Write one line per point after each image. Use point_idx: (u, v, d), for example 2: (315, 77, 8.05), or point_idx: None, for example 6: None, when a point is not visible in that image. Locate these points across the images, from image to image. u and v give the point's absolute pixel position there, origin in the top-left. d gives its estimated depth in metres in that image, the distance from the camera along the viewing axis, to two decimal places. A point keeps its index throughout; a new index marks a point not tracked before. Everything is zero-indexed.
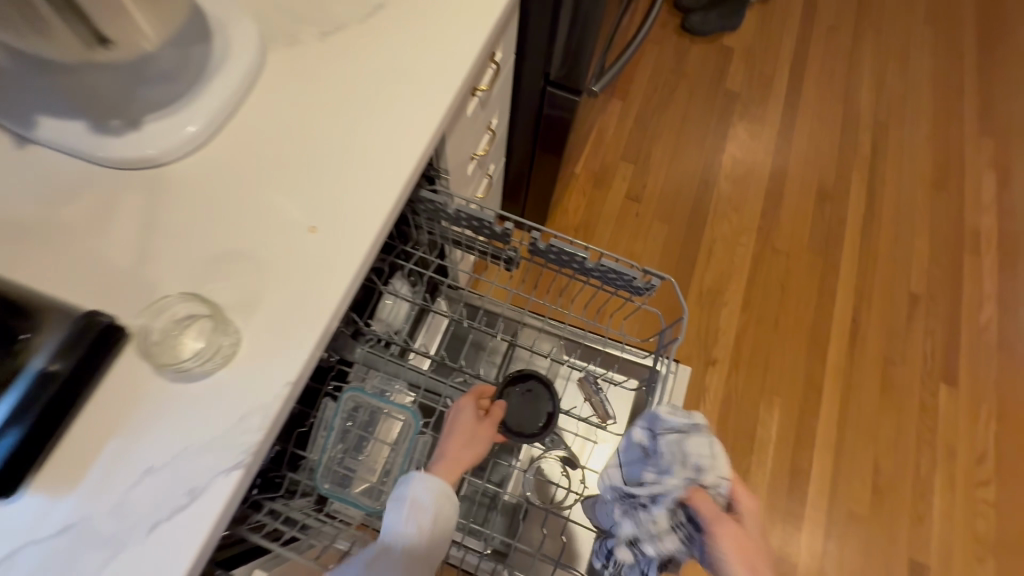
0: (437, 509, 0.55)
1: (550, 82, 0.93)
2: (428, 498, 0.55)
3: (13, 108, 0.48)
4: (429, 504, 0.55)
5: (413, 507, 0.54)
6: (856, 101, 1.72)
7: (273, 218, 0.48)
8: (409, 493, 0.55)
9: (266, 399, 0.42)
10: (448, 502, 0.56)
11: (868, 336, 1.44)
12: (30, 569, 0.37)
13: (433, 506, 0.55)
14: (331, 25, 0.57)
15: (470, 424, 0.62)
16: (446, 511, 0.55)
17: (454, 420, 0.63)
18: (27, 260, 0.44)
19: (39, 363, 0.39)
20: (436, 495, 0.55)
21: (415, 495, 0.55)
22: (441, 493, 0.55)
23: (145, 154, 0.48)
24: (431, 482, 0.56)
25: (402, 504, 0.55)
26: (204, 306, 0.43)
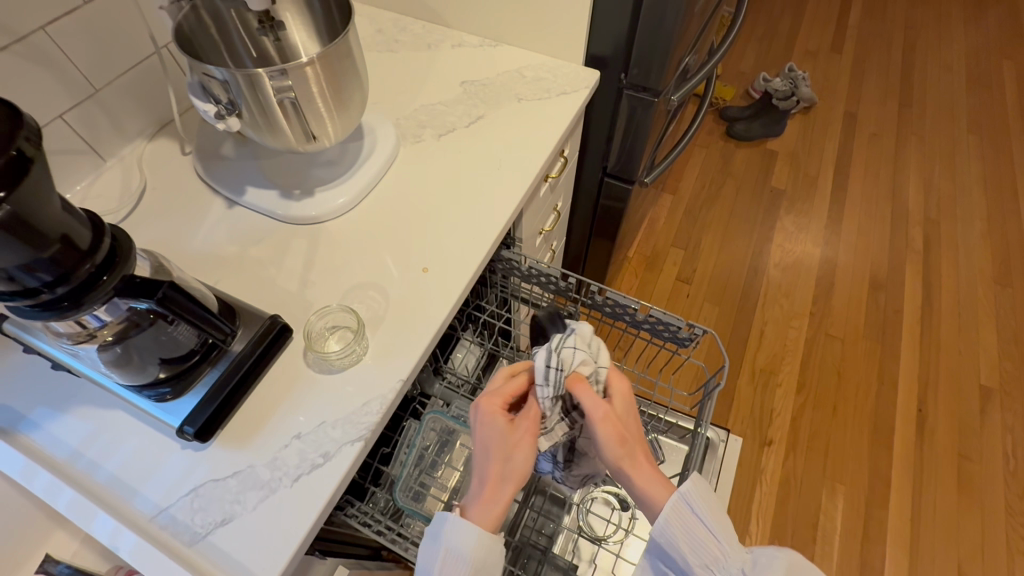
0: (481, 560, 0.46)
1: (607, 174, 1.10)
2: (469, 547, 0.46)
3: (231, 180, 0.69)
4: (470, 555, 0.46)
5: (450, 555, 0.46)
6: (903, 198, 1.80)
7: (396, 261, 0.64)
8: (446, 534, 0.46)
9: (383, 391, 0.55)
10: (492, 551, 0.47)
11: (937, 427, 1.38)
12: (208, 499, 0.49)
13: (472, 558, 0.46)
14: (445, 128, 0.77)
15: (501, 435, 0.50)
16: (491, 557, 0.47)
17: (483, 433, 0.51)
18: (228, 282, 0.62)
19: (237, 348, 0.53)
20: (478, 544, 0.46)
21: (451, 542, 0.46)
22: (484, 543, 0.46)
23: (311, 215, 0.66)
24: (472, 527, 0.46)
25: (437, 552, 0.46)
26: (350, 318, 0.58)
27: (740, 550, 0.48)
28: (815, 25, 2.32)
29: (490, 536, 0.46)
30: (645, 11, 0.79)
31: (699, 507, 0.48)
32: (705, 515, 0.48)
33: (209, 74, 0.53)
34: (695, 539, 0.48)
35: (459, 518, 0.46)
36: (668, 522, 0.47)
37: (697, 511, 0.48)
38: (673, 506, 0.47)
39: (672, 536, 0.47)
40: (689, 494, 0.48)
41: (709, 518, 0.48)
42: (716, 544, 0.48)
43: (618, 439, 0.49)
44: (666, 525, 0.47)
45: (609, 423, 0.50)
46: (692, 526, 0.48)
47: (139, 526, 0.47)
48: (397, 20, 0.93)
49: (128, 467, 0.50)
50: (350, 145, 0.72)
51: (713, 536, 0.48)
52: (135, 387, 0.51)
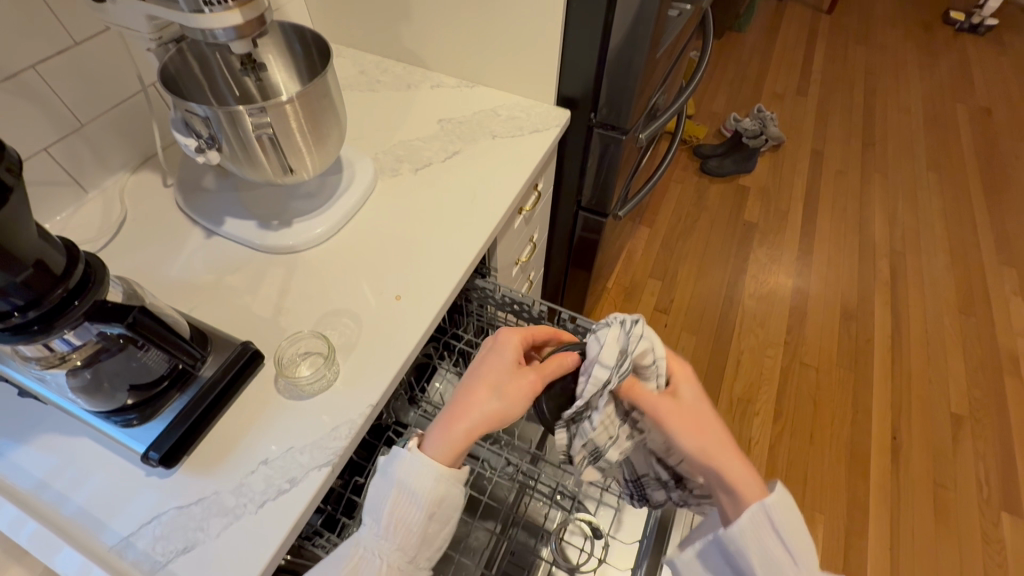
0: (433, 496, 0.47)
1: (582, 208, 1.15)
2: (421, 482, 0.47)
3: (211, 211, 0.71)
4: (422, 492, 0.47)
5: (403, 490, 0.47)
6: (869, 231, 1.88)
7: (370, 289, 0.66)
8: (397, 470, 0.48)
9: (352, 417, 0.55)
10: (447, 489, 0.48)
11: (911, 454, 1.41)
12: (171, 528, 0.48)
13: (425, 494, 0.47)
14: (422, 163, 0.81)
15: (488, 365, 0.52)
16: (447, 496, 0.48)
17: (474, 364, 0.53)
18: (202, 309, 0.63)
19: (208, 373, 0.54)
20: (433, 480, 0.47)
21: (404, 477, 0.47)
22: (434, 479, 0.47)
23: (288, 244, 0.68)
24: (427, 463, 0.47)
25: (389, 489, 0.48)
26: (322, 344, 0.60)
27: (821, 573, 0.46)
28: (782, 70, 2.46)
29: (444, 469, 0.48)
30: (611, 57, 0.85)
31: (779, 523, 0.45)
32: (786, 534, 0.45)
33: (191, 110, 0.55)
34: (768, 555, 0.45)
35: (413, 452, 0.48)
36: (743, 532, 0.45)
37: (778, 526, 0.45)
38: (749, 516, 0.46)
39: (742, 545, 0.46)
40: (772, 508, 0.45)
41: (789, 536, 0.45)
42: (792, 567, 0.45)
43: (695, 429, 0.50)
44: (742, 534, 0.46)
45: (679, 413, 0.51)
46: (768, 540, 0.45)
47: (98, 556, 0.47)
48: (379, 62, 0.99)
49: (91, 496, 0.50)
50: (329, 178, 0.75)
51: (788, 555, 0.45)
52: (102, 414, 0.51)
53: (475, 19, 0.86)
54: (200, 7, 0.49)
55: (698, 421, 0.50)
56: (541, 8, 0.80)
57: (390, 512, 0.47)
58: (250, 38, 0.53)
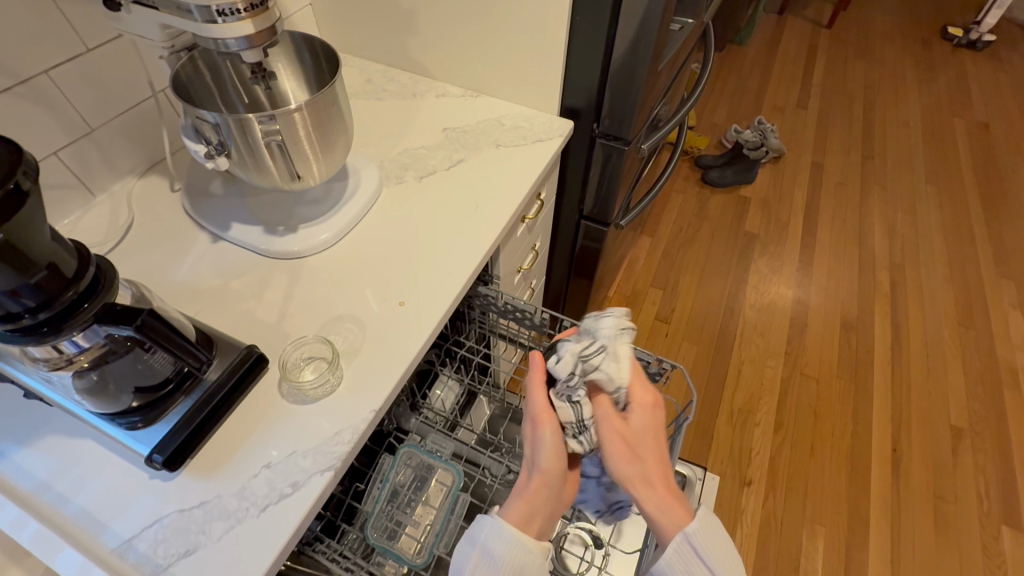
0: (513, 566, 0.50)
1: (583, 217, 1.16)
2: (502, 551, 0.50)
3: (217, 217, 0.71)
4: (502, 560, 0.49)
5: (484, 555, 0.50)
6: (869, 243, 1.89)
7: (373, 296, 0.66)
8: (482, 537, 0.50)
9: (354, 421, 0.56)
10: (526, 559, 0.50)
11: (911, 466, 1.40)
12: (173, 531, 0.48)
13: (504, 563, 0.49)
14: (426, 171, 0.82)
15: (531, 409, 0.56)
16: (524, 564, 0.50)
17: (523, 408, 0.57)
18: (208, 313, 0.64)
19: (213, 376, 0.54)
20: (511, 547, 0.50)
21: (488, 544, 0.50)
22: (516, 548, 0.50)
23: (294, 250, 0.69)
24: (505, 529, 0.50)
25: (472, 552, 0.50)
26: (326, 349, 0.60)
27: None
28: (782, 83, 2.48)
29: (522, 537, 0.50)
30: (614, 69, 0.86)
31: (702, 550, 0.50)
32: (708, 556, 0.51)
33: (202, 117, 0.56)
34: None
35: (493, 518, 0.51)
36: (668, 562, 0.50)
37: (700, 550, 0.51)
38: (675, 545, 0.50)
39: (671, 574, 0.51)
40: (692, 534, 0.51)
41: (710, 558, 0.50)
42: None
43: (626, 455, 0.54)
44: (668, 564, 0.50)
45: (621, 439, 0.55)
46: (691, 564, 0.50)
47: (100, 558, 0.47)
48: (385, 71, 1.00)
49: (94, 498, 0.50)
50: (335, 185, 0.76)
51: None
52: (108, 416, 0.52)
53: (481, 30, 0.87)
54: (213, 17, 0.50)
55: (631, 445, 0.55)
56: (546, 21, 0.82)
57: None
58: (261, 47, 0.54)
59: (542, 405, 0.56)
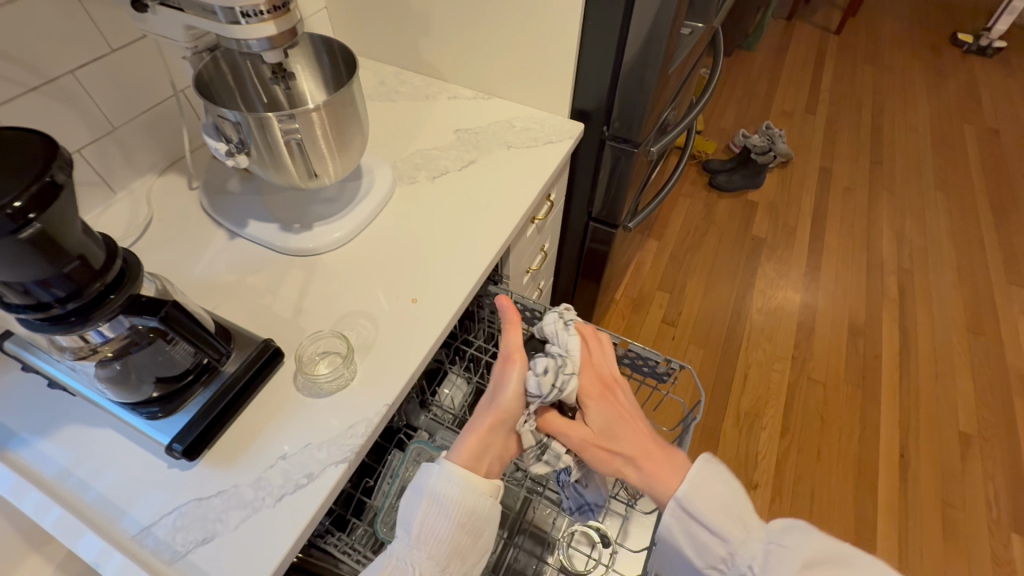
0: (463, 509, 0.50)
1: (592, 219, 1.16)
2: (452, 495, 0.50)
3: (234, 214, 0.73)
4: (452, 504, 0.50)
5: (434, 502, 0.50)
6: (877, 248, 1.88)
7: (386, 293, 0.67)
8: (430, 483, 0.51)
9: (368, 415, 0.57)
10: (475, 500, 0.51)
11: (919, 472, 1.40)
12: (192, 519, 0.49)
13: (455, 506, 0.50)
14: (438, 171, 0.83)
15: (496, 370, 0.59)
16: (473, 506, 0.51)
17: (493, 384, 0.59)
18: (225, 308, 0.65)
19: (230, 368, 0.56)
20: (458, 488, 0.51)
21: (437, 490, 0.50)
22: (466, 492, 0.51)
23: (309, 247, 0.70)
24: (452, 471, 0.51)
25: (421, 499, 0.50)
26: (340, 344, 0.61)
27: (754, 542, 0.50)
28: (791, 89, 2.48)
29: (468, 478, 0.51)
30: (624, 72, 0.87)
31: (699, 510, 0.51)
32: (705, 518, 0.51)
33: (223, 115, 0.58)
34: (698, 539, 0.51)
35: (442, 463, 0.52)
36: (672, 529, 0.52)
37: (697, 512, 0.51)
38: (670, 514, 0.51)
39: (674, 537, 0.52)
40: (686, 499, 0.51)
41: (711, 520, 0.50)
42: (722, 546, 0.50)
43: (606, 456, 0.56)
44: (667, 528, 0.52)
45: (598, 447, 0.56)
46: (695, 528, 0.51)
47: (120, 543, 0.48)
48: (398, 73, 1.01)
49: (115, 485, 0.51)
50: (350, 185, 0.77)
51: (716, 538, 0.50)
52: (130, 405, 0.53)
53: (493, 34, 0.88)
54: (236, 18, 0.51)
55: (603, 441, 0.56)
56: (558, 24, 0.83)
57: (421, 524, 0.49)
58: (282, 48, 0.55)
59: (515, 346, 0.58)
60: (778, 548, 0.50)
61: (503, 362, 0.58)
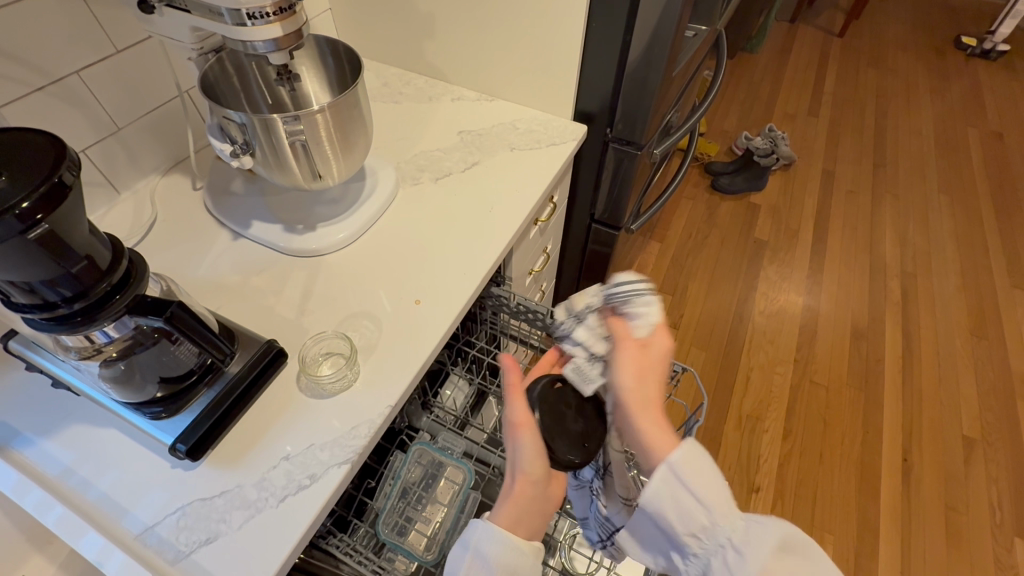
0: (507, 570, 0.47)
1: (595, 221, 1.16)
2: (495, 553, 0.47)
3: (238, 215, 0.73)
4: (495, 564, 0.47)
5: (477, 558, 0.47)
6: (880, 251, 1.88)
7: (389, 295, 0.67)
8: (474, 538, 0.47)
9: (370, 415, 0.57)
10: (521, 560, 0.48)
11: (922, 476, 1.39)
12: (195, 519, 0.49)
13: (499, 567, 0.47)
14: (442, 172, 0.83)
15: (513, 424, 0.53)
16: (518, 565, 0.47)
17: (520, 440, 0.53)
18: (229, 309, 0.65)
19: (234, 369, 0.56)
20: (504, 549, 0.47)
21: (479, 546, 0.47)
22: (510, 551, 0.47)
23: (312, 248, 0.70)
24: (497, 530, 0.48)
25: (465, 555, 0.47)
26: (343, 345, 0.61)
27: (736, 520, 0.43)
28: (794, 91, 2.48)
29: (514, 539, 0.48)
30: (628, 73, 0.87)
31: (685, 476, 0.43)
32: (691, 496, 0.43)
33: (228, 117, 0.58)
34: (681, 507, 0.43)
35: (484, 520, 0.48)
36: (657, 495, 0.43)
37: (686, 481, 0.43)
38: (657, 476, 0.43)
39: (658, 506, 0.43)
40: (677, 465, 0.43)
41: (695, 487, 0.43)
42: (705, 514, 0.43)
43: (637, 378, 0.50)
44: (654, 497, 0.43)
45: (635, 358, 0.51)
46: (683, 500, 0.43)
47: (123, 543, 0.48)
48: (401, 75, 1.02)
49: (119, 483, 0.51)
50: (353, 186, 0.77)
51: (702, 506, 0.43)
52: (133, 405, 0.53)
53: (497, 35, 0.88)
54: (242, 20, 0.51)
55: (645, 369, 0.50)
56: (563, 25, 0.83)
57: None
58: (288, 49, 0.55)
59: (522, 411, 0.53)
60: (758, 526, 0.42)
61: (510, 427, 0.54)
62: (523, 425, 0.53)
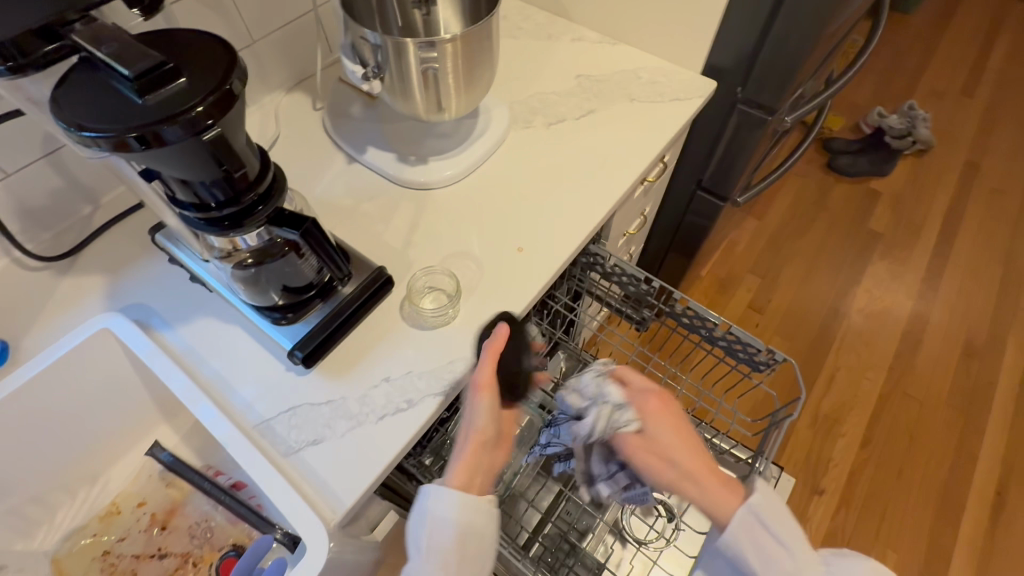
0: (464, 524, 0.49)
1: (701, 188, 1.08)
2: (451, 513, 0.49)
3: (356, 140, 0.74)
4: (455, 522, 0.49)
5: (436, 523, 0.49)
6: (1019, 264, 1.65)
7: (493, 238, 0.67)
8: (430, 502, 0.49)
9: (467, 352, 0.58)
10: (475, 514, 0.50)
11: (1015, 515, 1.27)
12: (304, 420, 0.54)
13: (455, 522, 0.49)
14: (555, 118, 0.79)
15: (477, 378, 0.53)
16: (475, 522, 0.49)
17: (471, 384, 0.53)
18: (342, 232, 0.67)
19: (348, 289, 0.58)
20: (459, 507, 0.49)
21: (436, 510, 0.49)
22: (465, 509, 0.49)
23: (422, 181, 0.71)
24: (448, 491, 0.49)
25: (423, 518, 0.49)
26: (449, 282, 0.62)
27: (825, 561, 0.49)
28: (948, 65, 2.14)
29: (470, 497, 0.50)
30: (777, 26, 0.76)
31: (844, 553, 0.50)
32: (772, 525, 0.48)
33: (364, 37, 0.57)
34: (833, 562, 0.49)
35: (437, 487, 0.50)
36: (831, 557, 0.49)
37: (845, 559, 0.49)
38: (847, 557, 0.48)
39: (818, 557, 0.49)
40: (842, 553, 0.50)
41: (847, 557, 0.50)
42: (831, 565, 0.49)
43: (656, 461, 0.51)
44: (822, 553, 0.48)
45: (646, 449, 0.52)
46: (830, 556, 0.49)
47: (243, 428, 0.53)
48: (521, 9, 0.96)
49: (241, 375, 0.56)
50: (466, 123, 0.76)
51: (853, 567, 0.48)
52: (258, 308, 0.57)
53: None
54: None
55: (660, 451, 0.51)
56: None
57: (427, 542, 0.49)
58: None
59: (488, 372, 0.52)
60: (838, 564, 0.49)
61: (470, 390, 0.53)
62: (484, 391, 0.52)
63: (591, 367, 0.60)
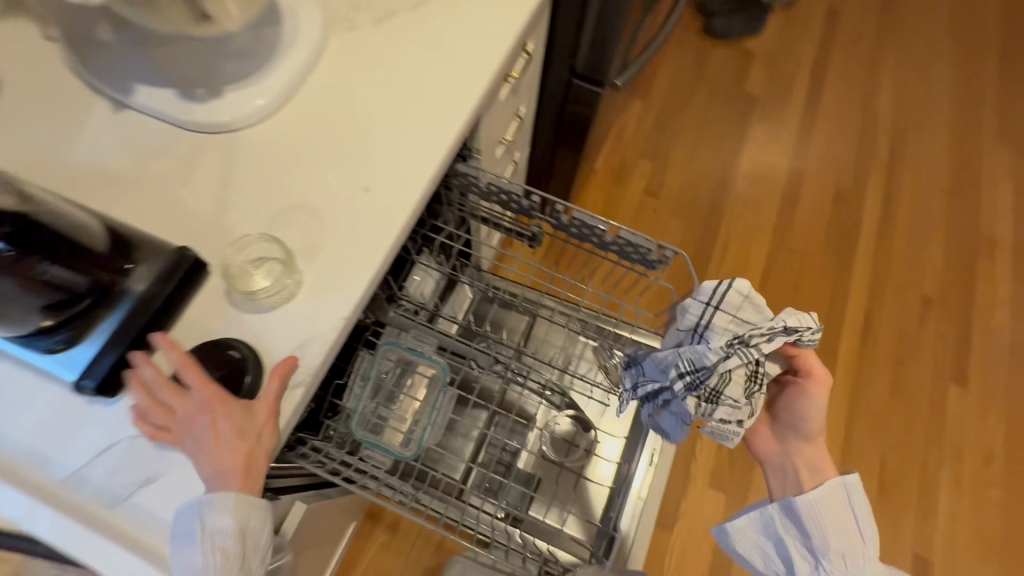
0: (242, 527, 0.40)
1: (575, 75, 0.98)
2: (222, 520, 0.40)
3: (116, 78, 0.55)
4: (226, 527, 0.40)
5: (206, 536, 0.40)
6: (875, 106, 1.75)
7: (331, 180, 0.54)
8: (199, 514, 0.40)
9: (320, 330, 0.48)
10: (253, 512, 0.41)
11: (879, 335, 1.46)
12: (123, 459, 0.43)
13: (232, 528, 0.40)
14: (383, 12, 0.64)
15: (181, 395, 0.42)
16: (253, 521, 0.41)
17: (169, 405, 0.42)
18: (129, 208, 0.52)
19: (140, 288, 0.46)
20: (234, 511, 0.40)
21: (207, 522, 0.40)
22: (242, 509, 0.40)
23: (224, 121, 0.55)
24: (219, 499, 0.40)
25: (194, 536, 0.40)
26: (275, 248, 0.49)
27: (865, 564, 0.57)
28: None
29: (239, 498, 0.40)
30: None
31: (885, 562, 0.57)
32: (853, 503, 0.59)
33: None
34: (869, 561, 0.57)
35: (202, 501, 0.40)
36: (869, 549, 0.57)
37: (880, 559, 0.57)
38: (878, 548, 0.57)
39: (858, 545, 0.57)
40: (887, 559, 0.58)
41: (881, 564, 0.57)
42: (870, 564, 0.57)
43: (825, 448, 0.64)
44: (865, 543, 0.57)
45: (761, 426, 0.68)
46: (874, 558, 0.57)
47: (46, 489, 0.43)
48: None
49: (24, 426, 0.44)
50: (266, 32, 0.58)
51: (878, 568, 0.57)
52: (21, 340, 0.45)
53: None
54: None
55: (817, 436, 0.64)
56: None
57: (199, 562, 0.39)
58: None
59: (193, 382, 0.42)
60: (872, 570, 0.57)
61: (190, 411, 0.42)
62: (190, 364, 0.43)
63: (718, 298, 0.57)
